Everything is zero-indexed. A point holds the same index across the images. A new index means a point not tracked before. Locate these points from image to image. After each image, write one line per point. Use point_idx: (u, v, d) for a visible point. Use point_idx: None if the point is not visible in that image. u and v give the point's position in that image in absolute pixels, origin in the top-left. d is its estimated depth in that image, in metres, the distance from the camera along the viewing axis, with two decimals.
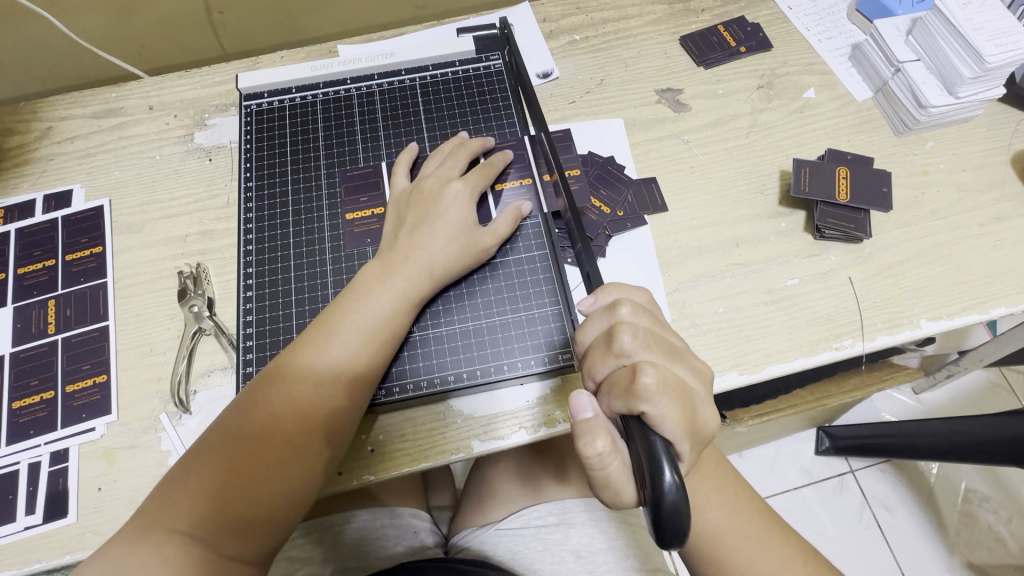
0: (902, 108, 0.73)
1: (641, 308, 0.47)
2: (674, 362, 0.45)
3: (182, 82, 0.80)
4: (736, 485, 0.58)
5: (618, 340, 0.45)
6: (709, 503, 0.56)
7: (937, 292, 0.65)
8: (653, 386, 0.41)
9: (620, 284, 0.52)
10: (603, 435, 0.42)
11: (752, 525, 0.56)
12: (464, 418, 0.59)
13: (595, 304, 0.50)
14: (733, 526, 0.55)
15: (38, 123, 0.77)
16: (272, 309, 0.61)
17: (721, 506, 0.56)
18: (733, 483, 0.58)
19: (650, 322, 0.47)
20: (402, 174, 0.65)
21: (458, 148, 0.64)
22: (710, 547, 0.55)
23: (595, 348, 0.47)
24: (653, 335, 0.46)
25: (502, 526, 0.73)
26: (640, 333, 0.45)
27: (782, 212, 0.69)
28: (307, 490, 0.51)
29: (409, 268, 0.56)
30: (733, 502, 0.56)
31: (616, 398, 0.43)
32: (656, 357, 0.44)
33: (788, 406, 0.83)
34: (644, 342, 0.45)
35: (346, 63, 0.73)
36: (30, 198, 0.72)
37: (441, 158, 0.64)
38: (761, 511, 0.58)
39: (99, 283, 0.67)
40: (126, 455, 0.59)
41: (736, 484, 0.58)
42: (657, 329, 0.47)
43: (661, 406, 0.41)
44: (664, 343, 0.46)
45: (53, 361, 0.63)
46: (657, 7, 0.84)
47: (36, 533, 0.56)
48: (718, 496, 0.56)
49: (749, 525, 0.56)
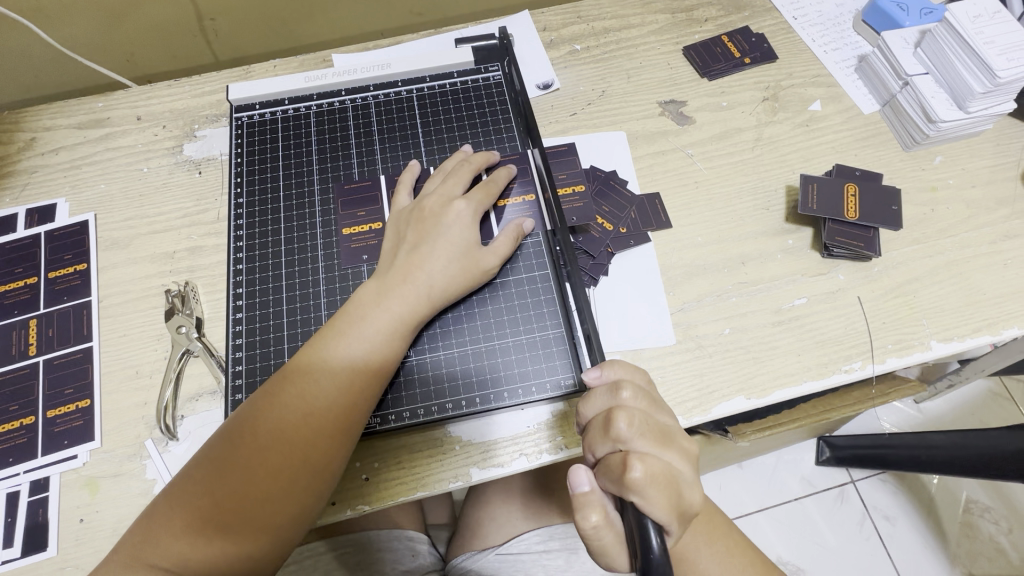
0: (911, 123, 0.71)
1: (641, 391, 0.47)
2: (670, 447, 0.45)
3: (171, 91, 0.77)
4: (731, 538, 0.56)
5: (614, 425, 0.44)
6: (701, 555, 0.54)
7: (948, 311, 0.63)
8: (642, 478, 0.41)
9: (623, 362, 0.51)
10: (597, 510, 0.43)
11: None
12: (462, 445, 0.57)
13: (598, 378, 0.50)
14: None
15: (21, 133, 0.74)
16: (262, 331, 0.59)
17: (714, 559, 0.54)
18: (727, 534, 0.56)
19: (648, 406, 0.47)
20: (403, 191, 0.62)
21: (459, 165, 0.62)
22: None
23: (593, 427, 0.47)
24: (649, 420, 0.45)
25: (502, 551, 0.71)
26: (636, 419, 0.44)
27: (788, 229, 0.68)
28: (296, 525, 0.49)
29: (407, 290, 0.54)
30: (726, 555, 0.55)
31: (609, 481, 0.43)
32: (650, 445, 0.44)
33: (791, 419, 0.81)
34: (639, 429, 0.44)
35: (341, 74, 0.70)
36: (13, 212, 0.69)
37: (442, 176, 0.62)
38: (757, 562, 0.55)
39: (83, 302, 0.65)
40: (110, 483, 0.56)
41: (729, 535, 0.56)
42: (655, 412, 0.47)
43: (650, 498, 0.41)
44: (661, 429, 0.45)
45: (34, 385, 0.61)
46: (660, 16, 0.82)
47: (14, 567, 0.53)
48: (711, 550, 0.54)
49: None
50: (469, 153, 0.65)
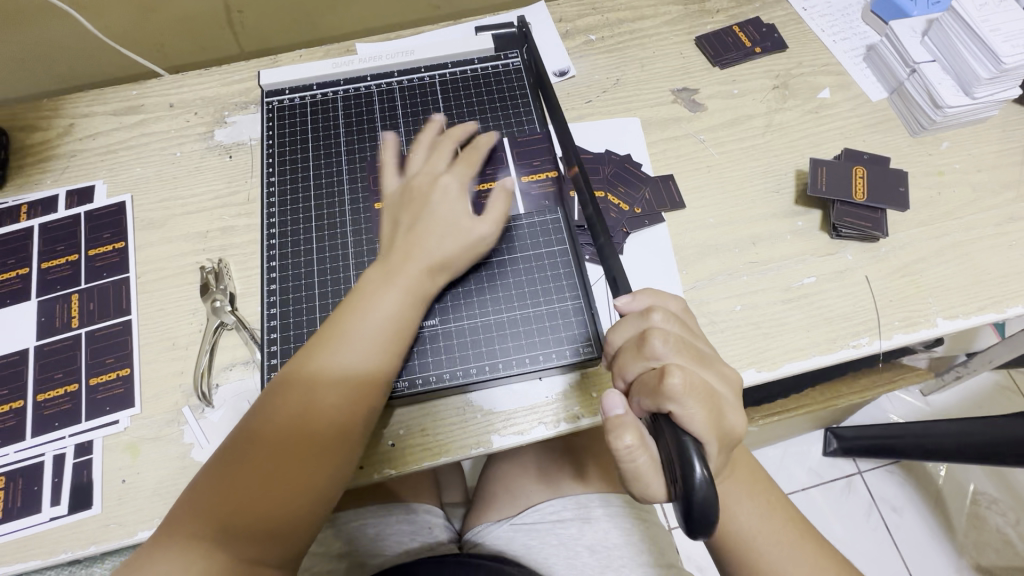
0: (918, 108, 0.73)
1: (672, 316, 0.50)
2: (704, 367, 0.47)
3: (202, 79, 0.80)
4: (768, 491, 0.58)
5: (647, 344, 0.47)
6: (742, 506, 0.56)
7: (953, 290, 0.65)
8: (680, 387, 0.43)
9: (654, 291, 0.54)
10: (632, 430, 0.44)
11: (786, 530, 0.57)
12: (484, 413, 0.59)
13: (631, 304, 0.51)
14: (763, 527, 0.56)
15: (61, 120, 0.78)
16: (295, 302, 0.62)
17: (754, 509, 0.57)
18: (766, 491, 0.58)
19: (682, 329, 0.49)
20: (385, 172, 0.64)
21: (437, 142, 0.65)
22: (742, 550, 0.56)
23: (626, 350, 0.49)
24: (684, 341, 0.48)
25: (517, 522, 0.74)
26: (671, 339, 0.47)
27: (798, 211, 0.70)
28: (334, 487, 0.52)
29: (413, 267, 0.56)
30: (766, 506, 0.57)
31: (646, 397, 0.45)
32: (686, 361, 0.46)
33: (797, 406, 0.85)
34: (674, 347, 0.47)
35: (367, 61, 0.73)
36: (54, 194, 0.73)
37: (423, 155, 0.65)
38: (793, 518, 0.58)
39: (121, 278, 0.68)
40: (150, 446, 0.59)
41: (770, 492, 0.58)
42: (689, 336, 0.49)
43: (689, 408, 0.43)
44: (697, 352, 0.48)
45: (77, 355, 0.64)
46: (672, 7, 0.85)
47: (61, 524, 0.56)
48: (750, 500, 0.57)
49: (779, 529, 0.56)
50: (440, 124, 0.67)
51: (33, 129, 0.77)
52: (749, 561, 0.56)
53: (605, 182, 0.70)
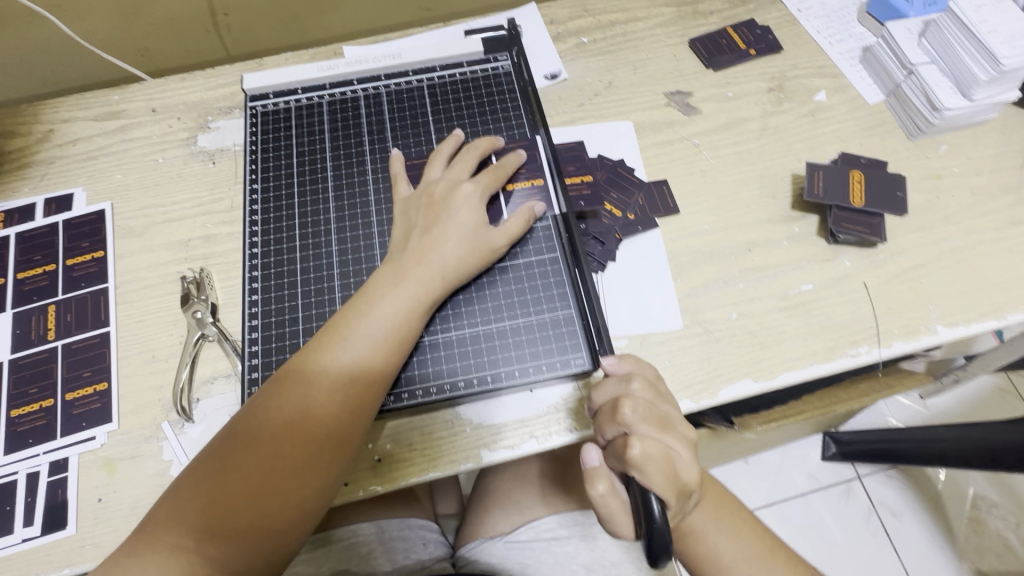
0: (915, 111, 0.72)
1: (646, 381, 0.49)
2: (671, 433, 0.47)
3: (185, 84, 0.79)
4: (736, 513, 0.57)
5: (619, 411, 0.47)
6: (709, 532, 0.55)
7: (953, 297, 0.64)
8: (642, 457, 0.44)
9: (633, 357, 0.53)
10: (605, 479, 0.46)
11: (754, 550, 0.55)
12: (473, 427, 0.58)
13: (612, 366, 0.52)
14: (734, 551, 0.55)
15: (39, 125, 0.76)
16: (278, 313, 0.60)
17: (724, 535, 0.55)
18: (732, 509, 0.57)
19: (654, 395, 0.49)
20: (434, 163, 0.63)
21: (465, 149, 0.64)
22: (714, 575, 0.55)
23: (600, 414, 0.49)
24: (653, 408, 0.48)
25: (511, 538, 0.71)
26: (640, 406, 0.47)
27: (794, 217, 0.68)
28: (319, 499, 0.50)
29: (421, 272, 0.55)
30: (733, 530, 0.56)
31: (613, 460, 0.46)
32: (652, 430, 0.46)
33: (796, 413, 0.82)
34: (644, 416, 0.46)
35: (353, 64, 0.72)
36: (31, 202, 0.71)
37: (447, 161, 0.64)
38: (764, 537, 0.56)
39: (100, 288, 0.66)
40: (127, 464, 0.57)
41: (734, 510, 0.57)
42: (659, 401, 0.49)
43: (649, 476, 0.43)
44: (666, 419, 0.48)
45: (52, 368, 0.62)
46: (666, 9, 0.83)
47: (34, 546, 0.54)
48: (718, 525, 0.56)
49: (751, 551, 0.55)
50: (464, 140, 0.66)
51: (10, 135, 0.75)
52: None
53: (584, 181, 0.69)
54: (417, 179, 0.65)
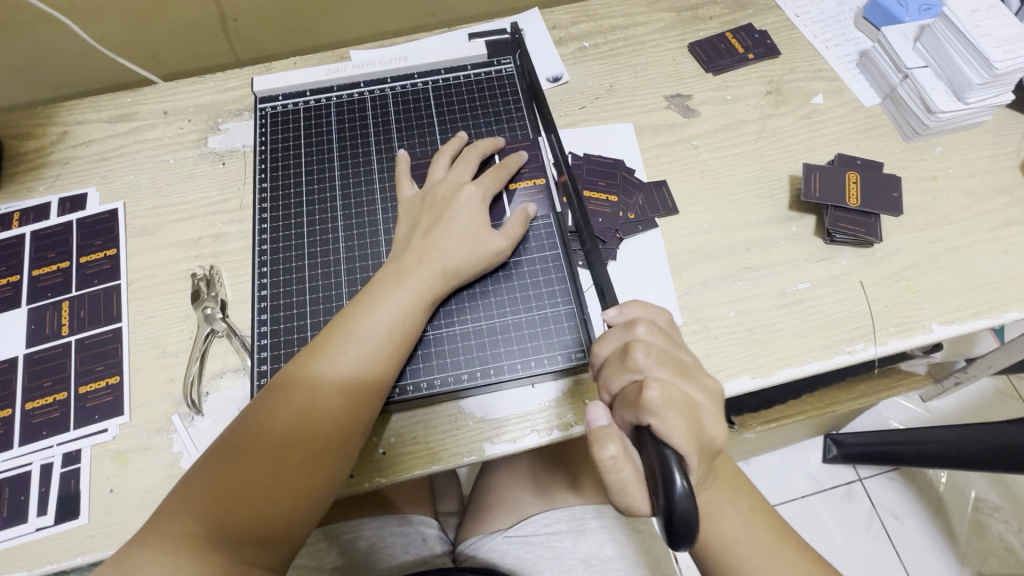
0: (911, 114, 0.73)
1: (657, 328, 0.49)
2: (686, 378, 0.46)
3: (196, 87, 0.81)
4: (751, 499, 0.57)
5: (630, 357, 0.47)
6: (724, 516, 0.55)
7: (948, 296, 0.65)
8: (658, 399, 0.43)
9: (641, 303, 0.54)
10: (615, 440, 0.43)
11: (766, 537, 0.56)
12: (476, 421, 0.59)
13: (620, 317, 0.52)
14: (747, 536, 0.55)
15: (54, 127, 0.78)
16: (287, 308, 0.61)
17: (738, 519, 0.56)
18: (747, 494, 0.57)
19: (665, 342, 0.49)
20: (439, 162, 0.65)
21: (470, 150, 0.65)
22: (724, 557, 0.55)
23: (609, 364, 0.48)
24: (665, 353, 0.47)
25: (511, 533, 0.72)
26: (653, 350, 0.47)
27: (792, 217, 0.70)
28: (326, 489, 0.51)
29: (426, 268, 0.56)
30: (747, 513, 0.56)
31: (627, 410, 0.45)
32: (666, 373, 0.46)
33: (795, 413, 0.83)
34: (656, 359, 0.46)
35: (360, 67, 0.74)
36: (46, 201, 0.73)
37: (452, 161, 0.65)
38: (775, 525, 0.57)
39: (112, 285, 0.68)
40: (138, 456, 0.59)
41: (750, 496, 0.57)
42: (671, 348, 0.49)
43: (666, 419, 0.42)
44: (679, 363, 0.47)
45: (66, 363, 0.64)
46: (666, 14, 0.85)
47: (47, 534, 0.56)
48: (733, 508, 0.56)
49: (763, 539, 0.55)
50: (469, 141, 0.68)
51: (26, 136, 0.77)
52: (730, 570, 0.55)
53: (584, 181, 0.70)
54: (422, 179, 0.67)
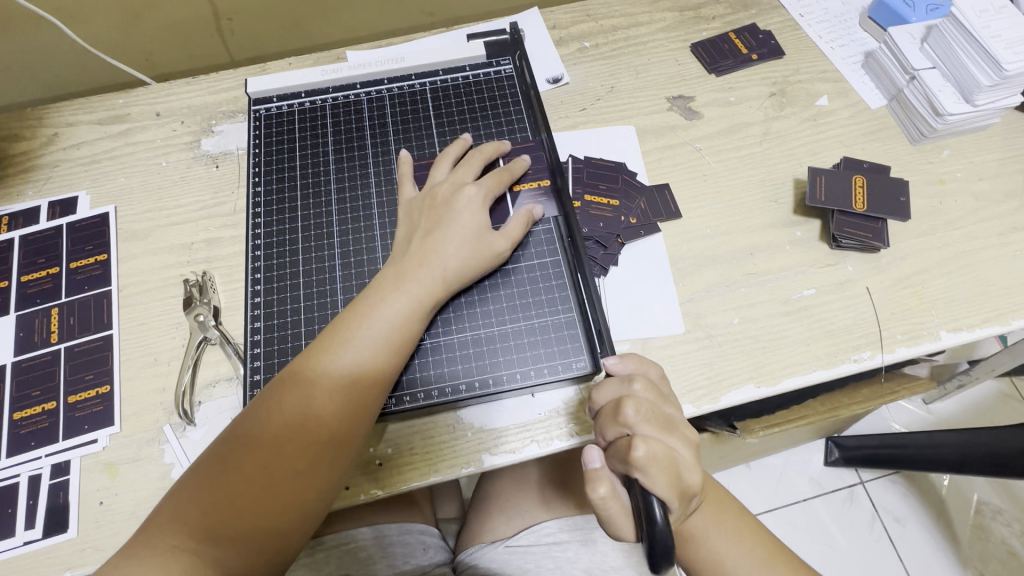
0: (918, 116, 0.72)
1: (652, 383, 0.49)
2: (673, 432, 0.47)
3: (189, 88, 0.79)
4: (738, 514, 0.57)
5: (622, 411, 0.47)
6: (711, 534, 0.55)
7: (956, 302, 0.64)
8: (645, 457, 0.43)
9: (638, 356, 0.54)
10: (605, 482, 0.46)
11: (756, 554, 0.55)
12: (473, 432, 0.57)
13: (617, 365, 0.52)
14: (737, 554, 0.54)
15: (44, 129, 0.76)
16: (281, 316, 0.60)
17: (722, 537, 0.55)
18: (734, 511, 0.57)
19: (658, 397, 0.49)
20: (439, 166, 0.64)
21: (471, 153, 0.64)
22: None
23: (602, 413, 0.49)
24: (657, 409, 0.48)
25: (512, 543, 0.71)
26: (643, 405, 0.47)
27: (797, 221, 0.68)
28: (320, 500, 0.49)
29: (423, 274, 0.55)
30: (736, 531, 0.55)
31: (616, 461, 0.46)
32: (656, 430, 0.46)
33: (799, 418, 0.81)
34: (646, 415, 0.47)
35: (356, 68, 0.72)
36: (35, 205, 0.71)
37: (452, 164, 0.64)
38: (765, 540, 0.56)
39: (103, 291, 0.66)
40: (129, 467, 0.57)
41: (737, 512, 0.57)
42: (664, 404, 0.49)
43: (651, 477, 0.43)
44: (670, 419, 0.48)
45: (56, 371, 0.62)
46: (667, 14, 0.83)
47: (35, 548, 0.54)
48: (720, 526, 0.55)
49: (753, 555, 0.54)
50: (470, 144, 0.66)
51: (15, 139, 0.75)
52: None
53: (584, 184, 0.69)
54: (421, 181, 0.66)
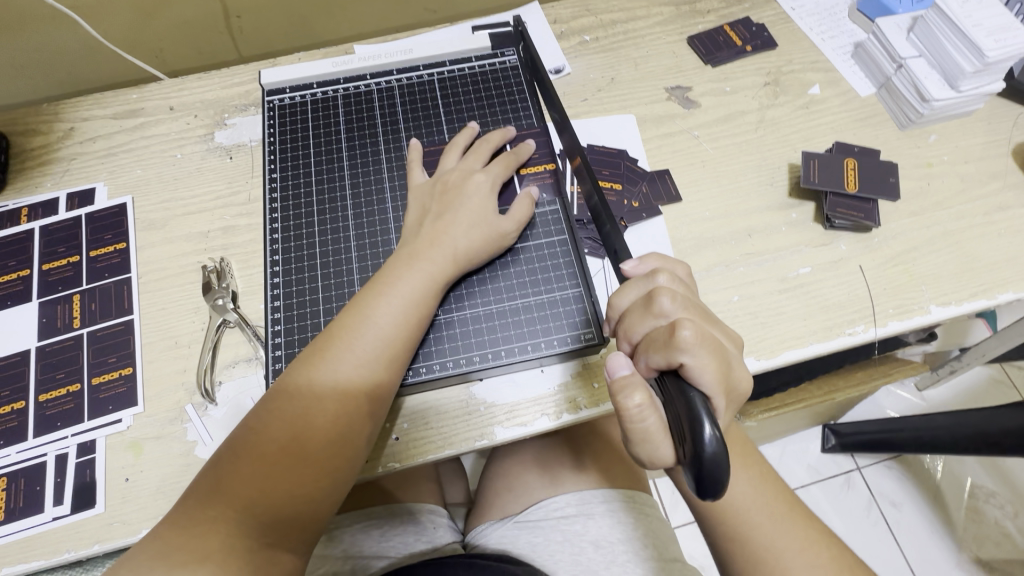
0: (905, 102, 0.75)
1: (677, 278, 0.49)
2: (710, 324, 0.46)
3: (202, 83, 0.81)
4: (761, 466, 0.56)
5: (655, 303, 0.45)
6: (737, 479, 0.54)
7: (944, 278, 0.66)
8: (692, 338, 0.41)
9: (660, 256, 0.53)
10: (641, 389, 0.42)
11: (776, 505, 0.54)
12: (485, 406, 0.60)
13: (638, 268, 0.51)
14: (758, 503, 0.54)
15: (60, 124, 0.78)
16: (299, 295, 0.62)
17: (748, 482, 0.54)
18: (758, 463, 0.56)
19: (686, 291, 0.48)
20: (450, 153, 0.66)
21: (480, 142, 0.67)
22: (734, 524, 0.53)
23: (631, 311, 0.47)
24: (690, 300, 0.46)
25: (520, 519, 0.74)
26: (678, 297, 0.45)
27: (792, 204, 0.71)
28: (348, 470, 0.52)
29: (436, 253, 0.57)
30: (759, 480, 0.55)
31: (655, 353, 0.43)
32: (693, 318, 0.45)
33: (797, 401, 0.87)
34: (683, 303, 0.45)
35: (366, 60, 0.75)
36: (54, 197, 0.73)
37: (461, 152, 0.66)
38: (785, 494, 0.56)
39: (123, 278, 0.68)
40: (153, 445, 0.59)
41: (762, 465, 0.56)
42: (694, 297, 0.48)
43: (700, 359, 0.41)
44: (702, 310, 0.47)
45: (79, 355, 0.64)
46: (664, 9, 0.87)
47: (64, 523, 0.56)
48: (745, 473, 0.55)
49: (775, 507, 0.54)
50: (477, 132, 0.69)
51: (32, 133, 0.77)
52: (741, 538, 0.53)
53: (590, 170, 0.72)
54: (431, 167, 0.68)
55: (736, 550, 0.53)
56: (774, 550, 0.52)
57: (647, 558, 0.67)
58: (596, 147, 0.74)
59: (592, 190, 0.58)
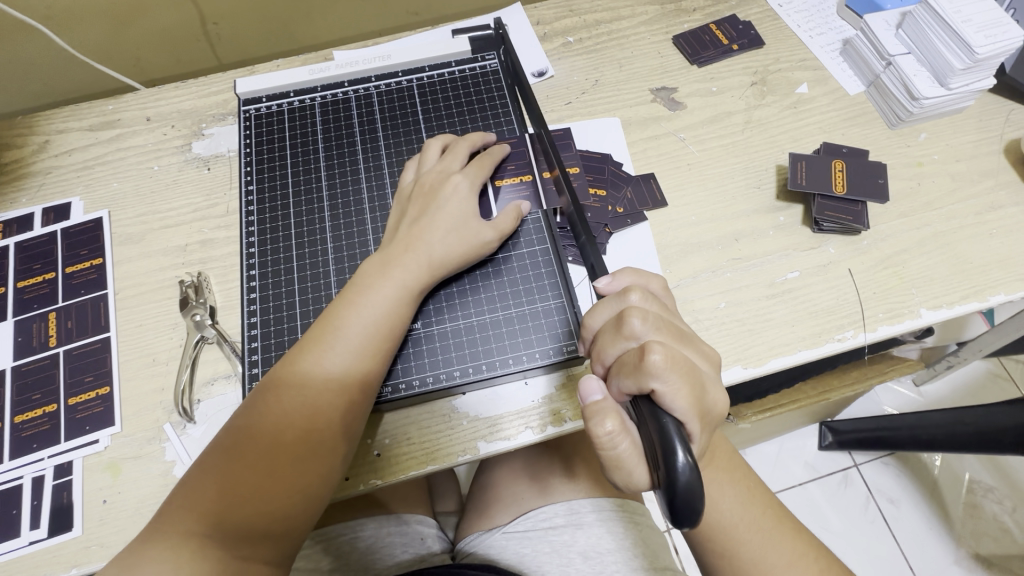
0: (895, 101, 0.74)
1: (650, 297, 0.47)
2: (683, 344, 0.45)
3: (178, 92, 0.80)
4: (749, 478, 0.55)
5: (627, 323, 0.44)
6: (724, 495, 0.53)
7: (935, 281, 0.65)
8: (661, 362, 0.40)
9: (634, 271, 0.52)
10: (612, 415, 0.41)
11: (765, 519, 0.53)
12: (469, 419, 0.59)
13: (611, 286, 0.50)
14: (746, 518, 0.53)
15: (35, 137, 0.77)
16: (276, 310, 0.61)
17: (735, 498, 0.53)
18: (745, 475, 0.55)
19: (660, 309, 0.47)
20: (428, 152, 0.64)
21: (458, 141, 0.65)
22: (720, 539, 0.52)
23: (603, 332, 0.46)
24: (663, 318, 0.45)
25: (509, 530, 0.73)
26: (650, 317, 0.44)
27: (779, 207, 0.70)
28: (324, 485, 0.50)
29: (409, 260, 0.56)
30: (746, 495, 0.54)
31: (625, 377, 0.42)
32: (664, 339, 0.44)
33: (790, 401, 0.85)
34: (654, 324, 0.44)
35: (343, 66, 0.73)
36: (29, 212, 0.72)
37: (441, 149, 0.64)
38: (775, 507, 0.55)
39: (99, 295, 0.67)
40: (131, 465, 0.58)
41: (750, 477, 0.55)
42: (668, 316, 0.47)
43: (671, 383, 0.40)
44: (676, 328, 0.45)
45: (55, 375, 0.63)
46: (649, 8, 0.85)
47: (40, 547, 0.55)
48: (732, 488, 0.54)
49: (762, 521, 0.53)
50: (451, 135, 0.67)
51: (7, 147, 0.76)
52: (727, 553, 0.52)
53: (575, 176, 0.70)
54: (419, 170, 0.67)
55: (723, 565, 0.53)
56: (760, 565, 0.51)
57: (636, 568, 0.66)
58: (580, 152, 0.73)
59: (572, 204, 0.56)
